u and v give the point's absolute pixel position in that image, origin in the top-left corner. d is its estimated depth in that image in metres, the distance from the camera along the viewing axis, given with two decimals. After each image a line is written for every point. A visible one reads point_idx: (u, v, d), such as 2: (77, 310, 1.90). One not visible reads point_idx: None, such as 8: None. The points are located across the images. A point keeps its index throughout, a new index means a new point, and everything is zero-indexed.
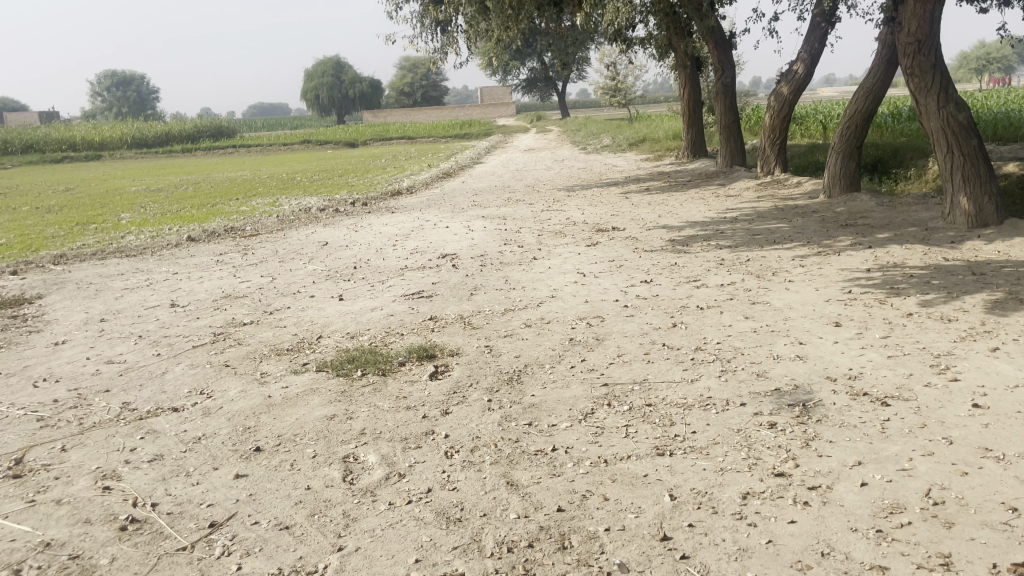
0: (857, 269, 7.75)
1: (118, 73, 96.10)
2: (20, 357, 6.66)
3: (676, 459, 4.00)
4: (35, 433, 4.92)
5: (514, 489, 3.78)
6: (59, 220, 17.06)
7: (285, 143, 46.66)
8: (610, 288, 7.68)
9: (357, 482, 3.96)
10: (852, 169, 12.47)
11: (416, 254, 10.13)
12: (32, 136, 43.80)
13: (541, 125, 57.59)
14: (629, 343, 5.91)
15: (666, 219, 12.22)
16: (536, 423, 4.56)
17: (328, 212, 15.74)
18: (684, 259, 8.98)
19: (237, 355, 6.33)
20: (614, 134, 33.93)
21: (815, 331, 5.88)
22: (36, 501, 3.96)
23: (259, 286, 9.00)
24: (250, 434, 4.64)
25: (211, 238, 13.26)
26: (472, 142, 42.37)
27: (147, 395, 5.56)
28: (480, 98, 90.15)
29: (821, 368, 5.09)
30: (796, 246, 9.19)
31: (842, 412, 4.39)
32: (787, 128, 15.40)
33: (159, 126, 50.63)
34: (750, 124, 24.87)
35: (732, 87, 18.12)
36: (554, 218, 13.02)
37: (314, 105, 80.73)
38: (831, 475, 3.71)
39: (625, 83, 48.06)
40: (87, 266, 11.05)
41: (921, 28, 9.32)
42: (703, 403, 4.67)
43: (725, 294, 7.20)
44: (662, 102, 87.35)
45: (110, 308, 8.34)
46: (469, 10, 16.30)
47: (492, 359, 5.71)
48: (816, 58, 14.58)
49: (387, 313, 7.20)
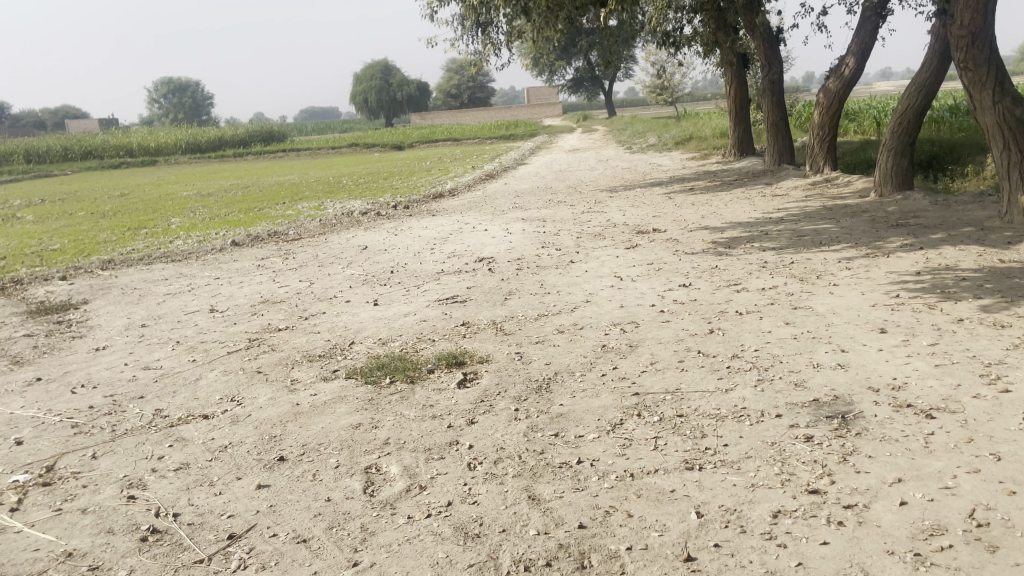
0: (905, 272, 7.45)
1: (174, 81, 98.68)
2: (61, 362, 6.79)
3: (705, 474, 3.85)
4: (68, 440, 4.98)
5: (535, 504, 3.68)
6: (113, 225, 17.48)
7: (333, 146, 47.23)
8: (647, 292, 7.52)
9: (377, 494, 3.91)
10: (905, 166, 12.05)
11: (454, 258, 10.10)
12: (91, 142, 45.18)
13: (587, 125, 57.23)
14: (664, 350, 5.76)
15: (709, 221, 11.96)
16: (563, 434, 4.46)
17: (371, 215, 15.83)
18: (724, 261, 8.77)
19: (270, 361, 6.34)
20: (660, 133, 33.59)
21: (859, 338, 5.65)
22: (63, 510, 3.99)
23: (297, 291, 9.04)
24: (276, 443, 4.63)
25: (255, 242, 13.41)
26: (518, 144, 42.30)
27: (180, 401, 5.60)
28: (527, 99, 90.06)
29: (863, 377, 4.87)
30: (843, 248, 8.89)
31: (883, 425, 4.18)
32: (837, 125, 14.96)
33: (213, 131, 51.66)
34: (799, 121, 24.36)
35: (779, 84, 17.72)
36: (594, 220, 12.85)
37: (362, 108, 81.64)
38: (868, 494, 3.52)
39: (671, 81, 47.52)
40: (134, 270, 11.26)
41: (974, 19, 8.93)
42: (737, 414, 4.51)
43: (766, 298, 7.00)
44: (710, 100, 86.39)
45: (151, 314, 8.46)
46: (510, 12, 16.28)
47: (522, 366, 5.62)
48: (866, 53, 14.14)
49: (421, 319, 7.17)
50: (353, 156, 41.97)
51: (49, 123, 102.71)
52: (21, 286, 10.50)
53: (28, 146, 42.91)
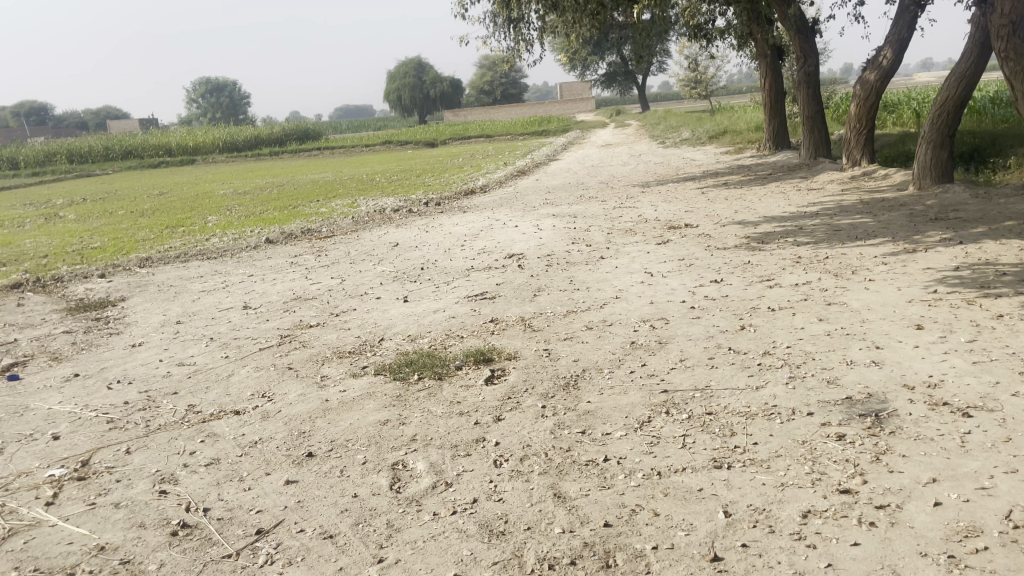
0: (944, 267, 7.28)
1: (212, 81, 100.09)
2: (99, 359, 6.91)
3: (734, 472, 3.80)
4: (103, 435, 5.07)
5: (561, 502, 3.66)
6: (151, 223, 17.74)
7: (367, 144, 47.54)
8: (678, 288, 7.45)
9: (403, 490, 3.92)
10: (945, 159, 11.77)
11: (484, 254, 10.10)
12: (131, 143, 46.01)
13: (621, 120, 56.86)
14: (693, 347, 5.70)
15: (742, 215, 11.81)
16: (590, 431, 4.43)
17: (403, 212, 15.90)
18: (757, 257, 8.65)
19: (301, 357, 6.40)
20: (694, 127, 33.27)
21: (894, 334, 5.53)
22: (96, 504, 4.06)
23: (328, 287, 9.11)
24: (305, 438, 4.66)
25: (289, 239, 13.55)
26: (550, 139, 42.21)
27: (212, 397, 5.67)
28: (560, 94, 89.72)
29: (898, 375, 4.77)
30: (880, 243, 8.72)
31: (918, 424, 4.09)
32: (874, 118, 14.69)
33: (249, 130, 52.28)
34: (836, 113, 23.97)
35: (815, 76, 17.44)
36: (626, 216, 12.76)
37: (395, 106, 82.07)
38: (901, 494, 3.44)
39: (705, 75, 47.00)
40: (170, 268, 11.44)
41: (1016, 8, 8.71)
42: (767, 413, 4.44)
43: (799, 294, 6.89)
44: (746, 94, 85.39)
45: (186, 311, 8.58)
46: (541, 7, 16.22)
47: (550, 363, 5.60)
48: (904, 43, 13.86)
49: (450, 315, 7.18)
50: (386, 154, 42.18)
51: (92, 124, 104.79)
52: (61, 284, 10.72)
53: (71, 146, 43.84)
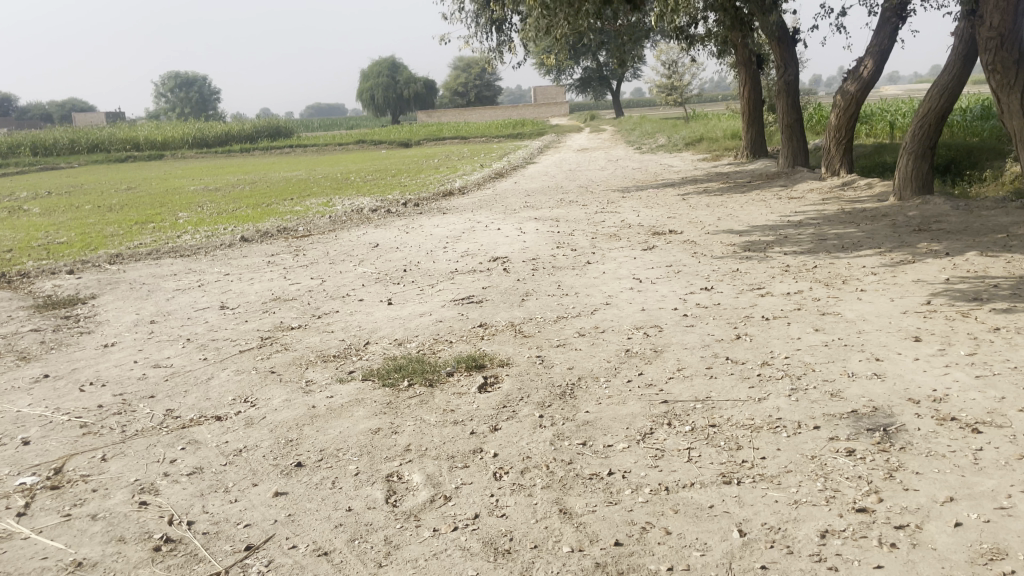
0: (934, 279, 7.24)
1: (181, 76, 98.70)
2: (69, 359, 6.62)
3: (744, 489, 3.67)
4: (77, 440, 4.81)
5: (567, 519, 3.52)
6: (119, 219, 17.27)
7: (340, 143, 47.02)
8: (669, 295, 7.35)
9: (400, 504, 3.74)
10: (926, 170, 11.84)
11: (467, 257, 9.93)
12: (97, 135, 44.97)
13: (596, 124, 56.88)
14: (690, 356, 5.59)
15: (726, 223, 11.77)
16: (591, 442, 4.29)
17: (381, 213, 15.65)
18: (745, 265, 8.58)
19: (283, 361, 6.17)
20: (669, 133, 33.40)
21: (893, 346, 5.46)
22: (72, 516, 3.83)
23: (308, 288, 8.87)
24: (293, 447, 4.45)
25: (264, 238, 13.24)
26: (526, 143, 42.10)
27: (192, 401, 5.44)
28: (534, 98, 89.65)
29: (901, 389, 4.69)
30: (867, 253, 8.71)
31: (928, 439, 4.00)
32: (854, 128, 14.77)
33: (220, 126, 51.42)
34: (812, 123, 24.17)
35: (795, 85, 17.50)
36: (608, 221, 12.66)
37: (369, 106, 81.46)
38: (919, 513, 3.34)
39: (681, 81, 47.13)
40: (142, 265, 11.10)
41: (1005, 21, 8.75)
42: (773, 425, 4.33)
43: (792, 303, 6.82)
44: (720, 102, 86.16)
45: (160, 310, 8.29)
46: (526, 9, 16.10)
47: (544, 371, 5.45)
48: (885, 54, 13.94)
49: (437, 319, 7.00)
50: (360, 153, 41.76)
51: (56, 115, 102.73)
52: (27, 279, 10.35)
53: (35, 139, 42.81)
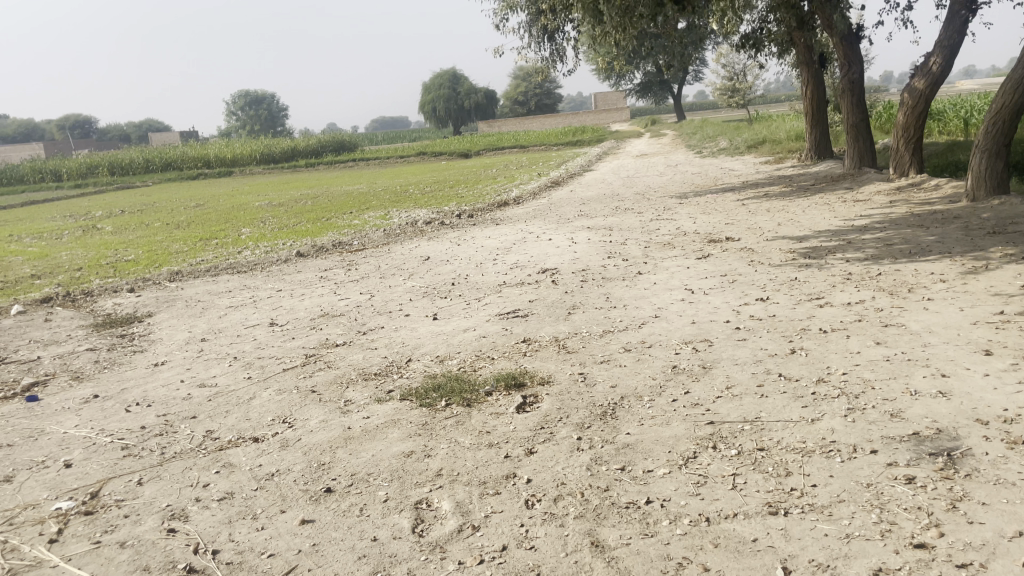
0: (1009, 286, 6.78)
1: (250, 94, 101.90)
2: (119, 379, 6.71)
3: (792, 520, 3.42)
4: (117, 463, 4.83)
5: (599, 552, 3.33)
6: (184, 236, 17.63)
7: (402, 154, 47.51)
8: (721, 307, 7.06)
9: (427, 534, 3.60)
10: (1000, 169, 11.19)
11: (516, 269, 9.79)
12: (170, 153, 46.58)
13: (656, 129, 55.95)
14: (740, 372, 5.32)
15: (786, 229, 11.34)
16: (630, 467, 4.08)
17: (435, 225, 15.62)
18: (805, 273, 8.22)
19: (325, 380, 6.12)
20: (732, 136, 32.65)
21: (961, 361, 5.09)
22: (101, 543, 3.81)
23: (356, 303, 8.85)
24: (324, 471, 4.37)
25: (320, 253, 13.34)
26: (585, 150, 41.66)
27: (232, 422, 5.41)
28: (594, 104, 88.94)
29: (968, 409, 4.34)
30: (937, 259, 8.22)
31: (997, 465, 3.67)
32: (923, 126, 14.09)
33: (286, 141, 52.51)
34: (880, 121, 23.32)
35: (860, 83, 16.85)
36: (664, 228, 12.36)
37: (430, 117, 82.16)
38: (984, 550, 3.04)
39: (744, 84, 45.95)
40: (199, 282, 11.29)
41: None
42: (826, 449, 4.05)
43: (853, 314, 6.46)
44: (784, 102, 84.29)
45: (212, 327, 8.38)
46: (577, 17, 15.90)
47: (586, 390, 5.24)
48: (955, 49, 13.31)
49: (480, 335, 6.87)
50: (420, 165, 42.12)
51: (135, 134, 107.19)
52: (90, 298, 10.62)
53: (114, 158, 44.62)
